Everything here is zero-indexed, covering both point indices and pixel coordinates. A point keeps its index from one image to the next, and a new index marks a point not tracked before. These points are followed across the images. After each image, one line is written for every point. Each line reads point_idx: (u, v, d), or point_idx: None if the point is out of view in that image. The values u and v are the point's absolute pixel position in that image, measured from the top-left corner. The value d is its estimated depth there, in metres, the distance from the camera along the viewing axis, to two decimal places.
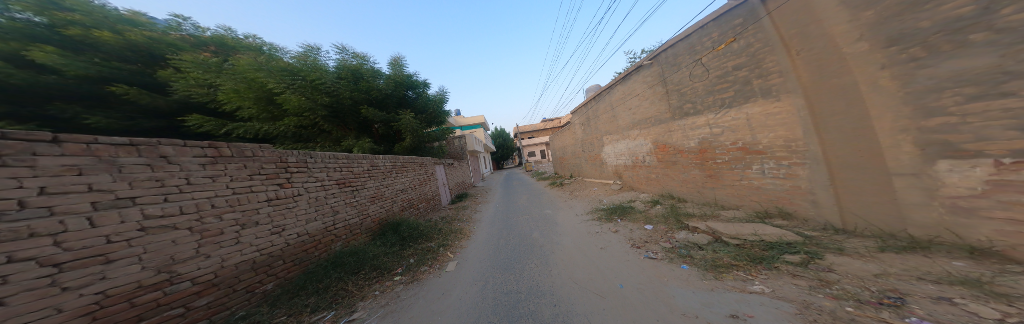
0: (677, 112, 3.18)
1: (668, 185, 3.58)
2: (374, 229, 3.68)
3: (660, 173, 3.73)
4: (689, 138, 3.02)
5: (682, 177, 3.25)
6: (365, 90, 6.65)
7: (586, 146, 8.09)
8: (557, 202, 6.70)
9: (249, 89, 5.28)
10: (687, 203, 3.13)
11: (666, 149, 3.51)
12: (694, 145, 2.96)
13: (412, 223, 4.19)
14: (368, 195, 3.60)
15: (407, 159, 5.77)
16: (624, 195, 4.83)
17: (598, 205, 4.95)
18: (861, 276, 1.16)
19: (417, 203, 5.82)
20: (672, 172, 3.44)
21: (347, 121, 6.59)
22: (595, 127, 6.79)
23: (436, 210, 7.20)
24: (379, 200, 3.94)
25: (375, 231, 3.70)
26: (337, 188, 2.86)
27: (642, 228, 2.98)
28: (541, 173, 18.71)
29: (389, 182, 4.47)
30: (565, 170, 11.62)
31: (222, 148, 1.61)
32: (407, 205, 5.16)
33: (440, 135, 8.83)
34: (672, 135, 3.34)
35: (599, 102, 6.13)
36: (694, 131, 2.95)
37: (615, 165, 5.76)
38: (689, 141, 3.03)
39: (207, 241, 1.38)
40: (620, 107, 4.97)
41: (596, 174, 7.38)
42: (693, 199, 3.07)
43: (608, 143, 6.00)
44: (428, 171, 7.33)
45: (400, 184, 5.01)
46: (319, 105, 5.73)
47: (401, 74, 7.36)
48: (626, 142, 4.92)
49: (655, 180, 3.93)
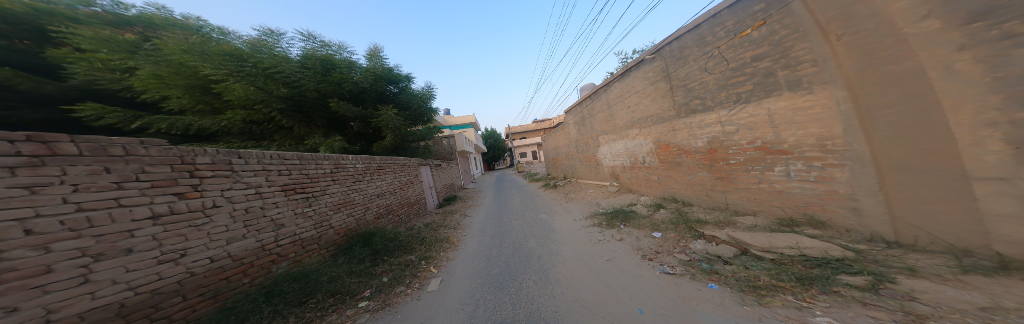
0: (683, 109, 3.10)
1: (671, 188, 3.50)
2: (339, 244, 3.08)
3: (665, 174, 3.61)
4: (698, 137, 2.92)
5: (687, 179, 3.18)
6: (337, 83, 5.94)
7: (580, 147, 7.98)
8: (551, 205, 6.45)
9: (177, 74, 4.36)
10: (693, 207, 3.07)
11: (672, 150, 3.39)
12: (702, 144, 2.89)
13: (388, 233, 3.63)
14: (331, 202, 3.03)
15: (385, 159, 5.14)
16: (622, 197, 4.70)
17: (597, 208, 4.75)
18: (961, 309, 0.89)
19: (399, 207, 5.31)
20: (678, 173, 3.32)
21: (314, 117, 5.87)
22: (590, 127, 6.67)
23: (422, 215, 6.63)
24: (346, 208, 3.34)
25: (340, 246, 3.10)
26: (285, 195, 2.36)
27: (651, 237, 2.78)
28: (533, 174, 18.52)
29: (360, 186, 3.86)
30: (558, 171, 11.49)
31: (58, 143, 1.14)
32: (385, 212, 4.57)
33: (426, 134, 8.17)
34: (676, 134, 3.26)
35: (595, 100, 6.00)
36: (702, 130, 2.88)
37: (611, 166, 5.64)
38: (698, 140, 2.93)
39: (6, 289, 0.93)
40: (617, 106, 4.87)
41: (591, 176, 7.25)
42: (704, 202, 2.96)
43: (604, 143, 5.88)
44: (411, 173, 6.75)
45: (378, 187, 4.51)
46: (276, 99, 5.04)
47: (381, 66, 6.72)
48: (624, 142, 4.81)
49: (659, 182, 3.80)
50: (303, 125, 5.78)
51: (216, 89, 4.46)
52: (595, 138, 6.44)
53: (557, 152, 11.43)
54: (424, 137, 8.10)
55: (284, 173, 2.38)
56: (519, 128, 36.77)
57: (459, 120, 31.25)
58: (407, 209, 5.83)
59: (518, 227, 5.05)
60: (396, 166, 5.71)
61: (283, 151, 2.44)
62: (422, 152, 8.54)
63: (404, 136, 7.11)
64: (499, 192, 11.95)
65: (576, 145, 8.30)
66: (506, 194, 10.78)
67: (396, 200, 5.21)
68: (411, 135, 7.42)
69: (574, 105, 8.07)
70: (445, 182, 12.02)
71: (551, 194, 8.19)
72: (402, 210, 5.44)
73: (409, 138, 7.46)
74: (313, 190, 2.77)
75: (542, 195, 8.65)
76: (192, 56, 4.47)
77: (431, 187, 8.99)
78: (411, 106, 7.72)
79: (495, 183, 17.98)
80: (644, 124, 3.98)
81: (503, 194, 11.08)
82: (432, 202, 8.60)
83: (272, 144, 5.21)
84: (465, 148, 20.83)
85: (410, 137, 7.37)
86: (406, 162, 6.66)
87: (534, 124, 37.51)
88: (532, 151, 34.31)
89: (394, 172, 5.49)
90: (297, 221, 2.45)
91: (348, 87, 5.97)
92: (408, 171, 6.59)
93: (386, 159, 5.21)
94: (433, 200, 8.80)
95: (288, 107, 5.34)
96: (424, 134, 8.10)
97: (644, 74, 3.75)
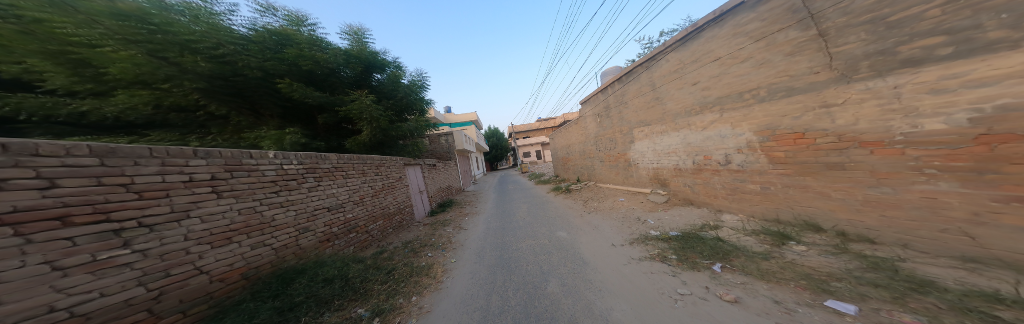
0: (875, 63, 1.75)
1: (820, 209, 2.17)
2: (217, 298, 1.94)
3: (793, 180, 2.34)
4: (932, 114, 1.53)
5: (877, 197, 1.81)
6: (292, 61, 5.03)
7: (600, 144, 6.70)
8: (567, 220, 5.10)
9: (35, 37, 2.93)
10: (897, 249, 1.70)
11: (820, 142, 2.11)
12: (943, 127, 1.49)
13: (320, 270, 2.61)
14: (196, 232, 1.88)
15: (347, 160, 4.10)
16: (679, 212, 3.37)
17: (640, 226, 3.41)
18: None
19: (358, 226, 4.03)
20: (845, 182, 1.98)
21: (258, 104, 4.95)
22: (619, 118, 5.39)
23: (404, 231, 5.33)
24: (241, 236, 2.21)
25: (219, 302, 1.95)
26: (35, 235, 1.15)
27: (828, 311, 1.24)
28: (539, 175, 17.23)
29: (285, 199, 2.76)
30: (569, 172, 10.29)
31: None
32: (338, 230, 3.53)
33: (413, 129, 7.32)
34: (835, 113, 1.98)
35: (629, 83, 4.79)
36: (939, 97, 1.49)
37: (654, 167, 4.29)
38: (933, 121, 1.53)
39: None
40: (669, 84, 3.71)
41: (618, 181, 5.92)
42: (938, 244, 1.55)
43: (642, 138, 4.61)
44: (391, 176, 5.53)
45: (316, 199, 3.25)
46: (214, 81, 4.27)
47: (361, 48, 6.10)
48: (682, 136, 3.61)
49: (779, 196, 2.48)
50: (246, 113, 4.84)
51: (69, 54, 3.11)
52: (626, 132, 5.15)
53: (568, 152, 10.16)
54: (409, 131, 7.22)
55: (21, 187, 1.15)
56: (522, 128, 35.88)
57: (460, 117, 30.24)
58: (376, 224, 4.58)
59: (528, 253, 3.76)
60: (361, 169, 4.47)
61: (26, 142, 1.20)
62: (409, 149, 7.61)
63: (385, 130, 6.23)
64: (501, 197, 10.64)
65: (596, 141, 6.97)
66: (510, 200, 9.43)
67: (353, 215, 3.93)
68: (394, 128, 6.59)
69: (593, 94, 6.83)
70: (440, 184, 10.77)
71: (565, 201, 6.85)
72: (363, 228, 4.17)
73: (392, 134, 6.59)
74: (141, 217, 1.59)
75: (554, 201, 7.28)
76: (71, 19, 3.14)
77: (423, 191, 7.79)
78: (393, 96, 6.88)
79: (496, 185, 16.66)
80: (727, 105, 2.87)
81: (505, 199, 9.75)
82: (422, 210, 7.31)
83: (194, 134, 4.14)
84: (466, 146, 19.60)
85: (392, 131, 6.54)
86: (387, 162, 5.45)
87: (537, 122, 36.20)
88: (536, 151, 33.03)
89: (355, 177, 4.24)
90: (53, 282, 1.17)
91: (308, 67, 5.13)
92: (387, 174, 5.35)
93: (342, 160, 3.98)
94: (424, 207, 7.56)
95: (224, 91, 4.44)
96: (411, 129, 7.24)
97: (736, 29, 2.65)
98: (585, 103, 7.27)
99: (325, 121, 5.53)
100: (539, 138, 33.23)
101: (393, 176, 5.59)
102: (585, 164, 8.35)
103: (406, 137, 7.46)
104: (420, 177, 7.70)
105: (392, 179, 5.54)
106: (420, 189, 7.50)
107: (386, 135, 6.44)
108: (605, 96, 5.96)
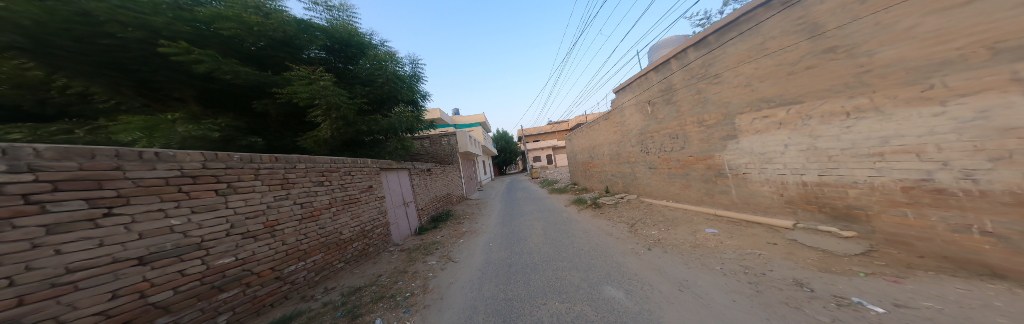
0: None
1: None
2: None
3: None
4: None
5: None
6: (208, 25, 3.67)
7: (651, 145, 4.84)
8: (620, 264, 2.92)
9: None
10: None
11: None
12: None
13: None
14: None
15: (254, 156, 2.21)
16: (942, 277, 1.44)
17: (819, 304, 1.50)
18: None
19: (253, 271, 2.06)
20: None
21: (156, 82, 3.44)
22: (698, 101, 3.59)
23: (359, 270, 3.42)
24: None
25: None
26: None
27: None
28: (552, 181, 15.42)
29: None
30: (592, 181, 8.51)
31: None
32: (175, 296, 1.53)
33: (395, 126, 5.65)
34: None
35: (729, 42, 3.06)
36: None
37: (817, 181, 2.42)
38: None
39: None
40: (893, 7, 1.80)
41: (693, 199, 4.02)
42: None
43: (768, 129, 2.79)
44: (352, 185, 3.68)
45: (87, 247, 1.18)
46: (54, 39, 2.69)
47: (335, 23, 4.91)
48: (951, 114, 1.58)
49: None
50: (130, 93, 3.28)
51: None
52: (720, 119, 3.33)
53: (592, 156, 8.32)
54: (392, 128, 5.56)
55: None
56: (534, 131, 34.55)
57: (468, 118, 29.58)
58: (302, 265, 2.57)
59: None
60: (290, 177, 2.56)
61: None
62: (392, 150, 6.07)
63: (350, 123, 4.62)
64: (508, 212, 8.71)
65: (642, 140, 5.10)
66: (520, 216, 7.50)
67: (238, 257, 1.94)
68: (366, 121, 4.98)
69: (635, 78, 5.14)
70: (436, 193, 9.27)
71: (597, 221, 4.99)
72: (268, 274, 2.19)
73: (363, 131, 4.99)
74: None
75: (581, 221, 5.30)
76: None
77: (402, 204, 6.21)
78: (368, 82, 5.38)
79: (503, 192, 14.93)
80: None
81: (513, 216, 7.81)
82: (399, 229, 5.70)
83: (73, 126, 2.57)
84: (471, 149, 18.27)
85: (364, 126, 4.94)
86: (346, 167, 3.64)
87: (549, 125, 34.39)
88: (548, 154, 31.16)
89: (269, 192, 2.30)
90: None
91: (230, 32, 3.68)
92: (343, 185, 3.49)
93: (234, 162, 2.02)
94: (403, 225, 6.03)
95: (79, 59, 2.89)
96: (393, 126, 5.60)
97: None
98: (620, 91, 5.54)
99: (264, 108, 4.05)
100: (551, 141, 31.55)
101: (356, 187, 3.81)
102: (619, 170, 6.47)
103: (385, 136, 5.83)
104: (399, 183, 6.21)
105: (353, 192, 3.69)
106: (398, 200, 5.98)
107: (356, 132, 4.86)
108: (660, 75, 4.25)
